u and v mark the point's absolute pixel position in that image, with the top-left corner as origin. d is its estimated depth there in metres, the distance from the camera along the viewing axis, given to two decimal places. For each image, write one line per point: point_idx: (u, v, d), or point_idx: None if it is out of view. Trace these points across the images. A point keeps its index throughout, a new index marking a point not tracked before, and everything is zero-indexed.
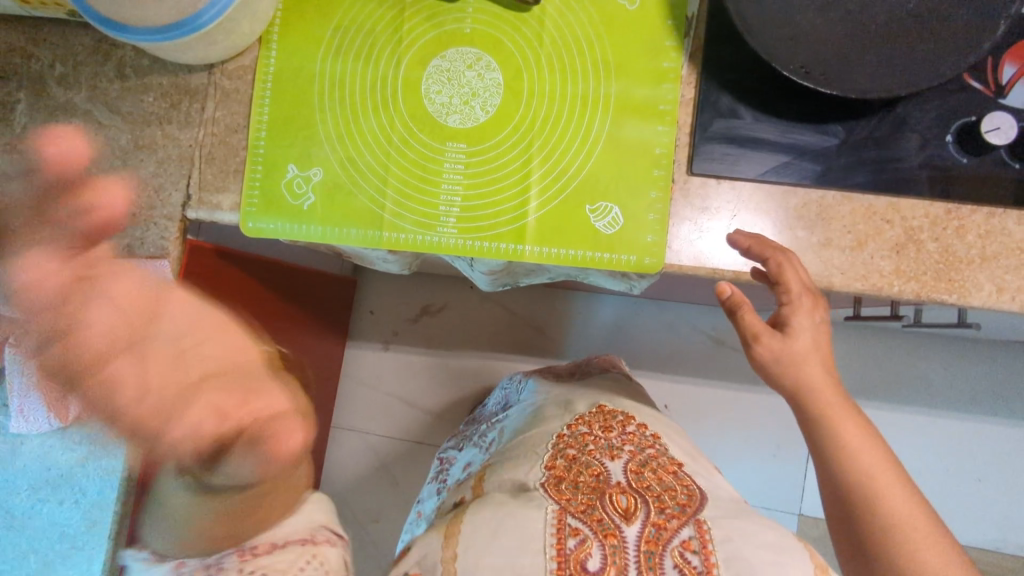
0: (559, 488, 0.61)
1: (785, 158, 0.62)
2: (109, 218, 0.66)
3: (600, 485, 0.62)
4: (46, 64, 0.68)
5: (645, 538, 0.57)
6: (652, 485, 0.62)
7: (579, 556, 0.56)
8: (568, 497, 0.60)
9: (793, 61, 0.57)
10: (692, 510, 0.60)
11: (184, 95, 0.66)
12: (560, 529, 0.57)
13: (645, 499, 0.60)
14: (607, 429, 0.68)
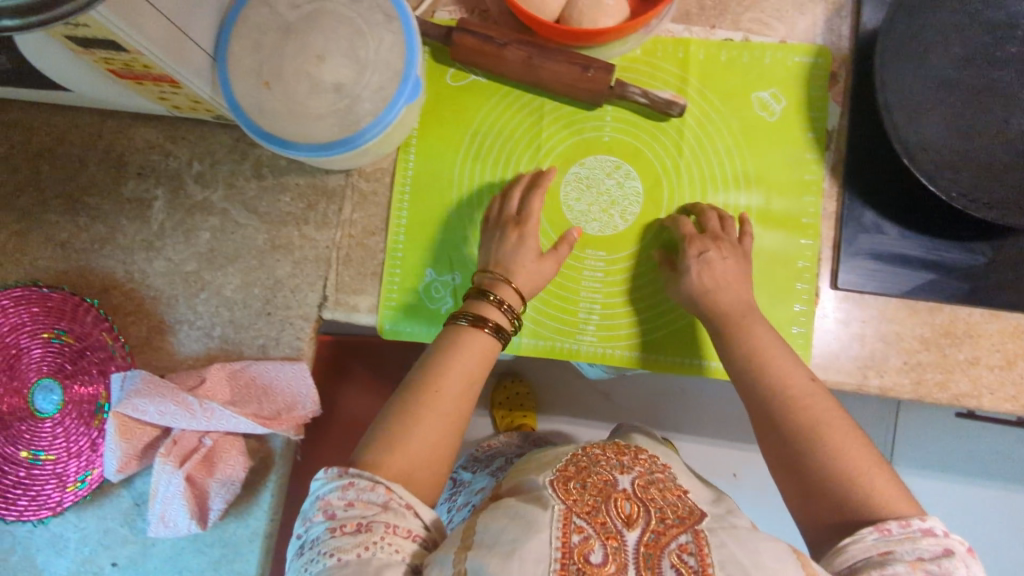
0: (567, 487, 0.48)
1: (931, 275, 0.61)
2: (244, 317, 0.66)
3: (604, 488, 0.48)
4: (184, 161, 0.68)
5: (645, 542, 0.45)
6: (658, 499, 0.48)
7: (581, 550, 0.44)
8: (575, 497, 0.47)
9: (955, 187, 0.55)
10: (692, 520, 0.47)
11: (321, 196, 0.67)
12: (563, 524, 0.45)
13: (649, 509, 0.47)
14: (618, 453, 0.55)
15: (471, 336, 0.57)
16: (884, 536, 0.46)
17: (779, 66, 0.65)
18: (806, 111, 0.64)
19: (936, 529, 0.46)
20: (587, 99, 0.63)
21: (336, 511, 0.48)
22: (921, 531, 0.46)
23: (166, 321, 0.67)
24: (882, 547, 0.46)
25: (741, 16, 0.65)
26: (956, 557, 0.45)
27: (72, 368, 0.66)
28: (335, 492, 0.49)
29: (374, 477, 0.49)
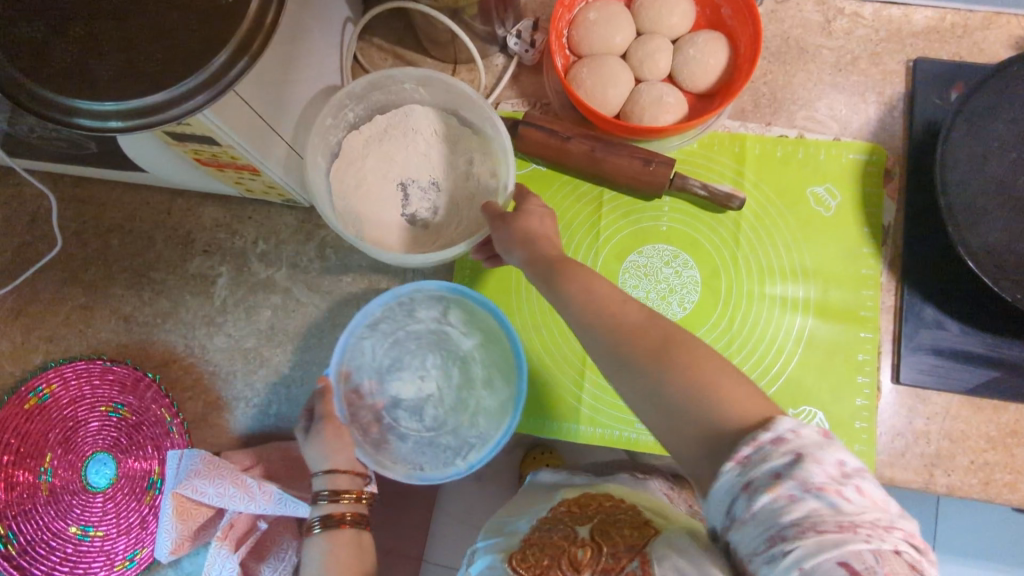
0: (524, 557, 0.52)
1: (994, 373, 0.61)
2: (301, 395, 0.67)
3: (562, 544, 0.51)
4: (250, 240, 0.70)
5: None
6: (614, 537, 0.50)
7: None
8: (531, 562, 0.51)
9: (1017, 289, 0.56)
10: (643, 546, 0.48)
11: (382, 277, 0.68)
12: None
13: (602, 549, 0.49)
14: (578, 508, 0.57)
15: (337, 534, 0.57)
16: (777, 443, 0.36)
17: (833, 163, 0.67)
18: (862, 206, 0.66)
19: (807, 434, 0.36)
20: (649, 191, 0.65)
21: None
22: (770, 444, 0.36)
23: (224, 397, 0.67)
24: (791, 451, 0.35)
25: (796, 114, 0.68)
26: (806, 463, 0.34)
27: (126, 441, 0.67)
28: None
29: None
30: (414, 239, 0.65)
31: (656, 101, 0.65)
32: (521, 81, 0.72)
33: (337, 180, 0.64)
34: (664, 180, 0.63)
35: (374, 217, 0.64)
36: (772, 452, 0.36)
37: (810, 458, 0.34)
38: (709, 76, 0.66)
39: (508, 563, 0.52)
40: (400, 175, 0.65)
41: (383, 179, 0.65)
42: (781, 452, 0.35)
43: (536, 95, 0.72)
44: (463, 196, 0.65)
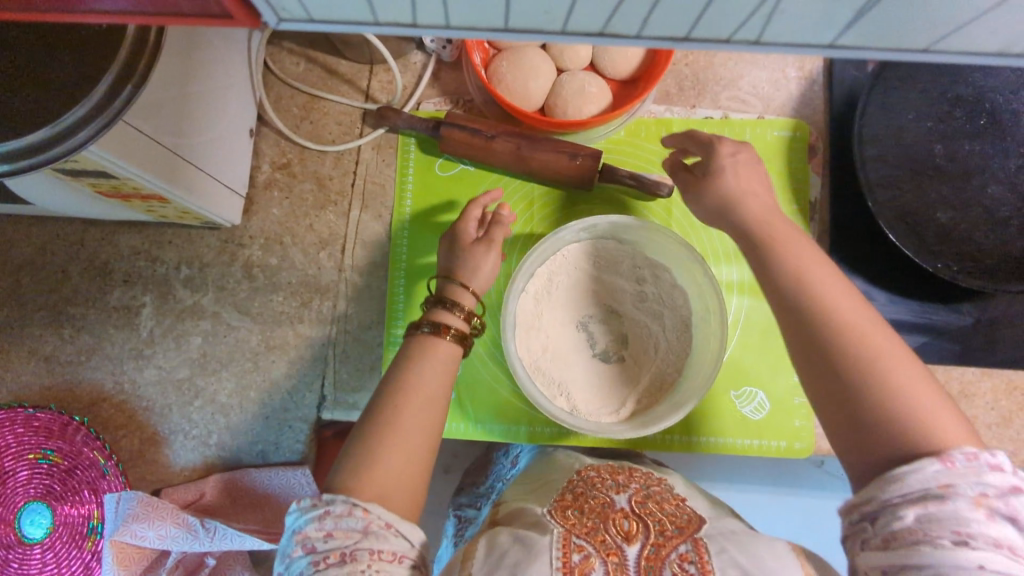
0: (565, 514, 0.49)
1: (924, 338, 0.62)
2: (241, 424, 0.65)
3: (603, 510, 0.49)
4: (172, 265, 0.67)
5: (646, 556, 0.45)
6: (656, 511, 0.49)
7: (582, 568, 0.44)
8: (574, 521, 0.48)
9: (937, 258, 0.57)
10: (691, 529, 0.48)
11: (315, 293, 0.66)
12: (563, 544, 0.46)
13: (647, 522, 0.48)
14: (614, 474, 0.56)
15: (438, 345, 0.52)
16: (949, 468, 0.36)
17: (759, 141, 0.67)
18: (789, 182, 0.66)
19: (1003, 464, 0.37)
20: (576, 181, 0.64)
21: (317, 545, 0.41)
22: (988, 464, 0.37)
23: (160, 432, 0.65)
24: (943, 480, 0.36)
25: (719, 95, 0.67)
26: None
27: (60, 489, 0.64)
28: (312, 524, 0.41)
29: (352, 500, 0.42)
30: (584, 397, 0.60)
31: (579, 92, 0.63)
32: (441, 78, 0.69)
33: (525, 349, 0.60)
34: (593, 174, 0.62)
35: (546, 366, 0.60)
36: (912, 474, 0.37)
37: (960, 535, 0.35)
38: (630, 60, 0.64)
39: (548, 515, 0.50)
40: (536, 361, 0.60)
41: (542, 333, 0.61)
42: (943, 476, 0.36)
43: (457, 93, 0.69)
44: (651, 332, 0.61)
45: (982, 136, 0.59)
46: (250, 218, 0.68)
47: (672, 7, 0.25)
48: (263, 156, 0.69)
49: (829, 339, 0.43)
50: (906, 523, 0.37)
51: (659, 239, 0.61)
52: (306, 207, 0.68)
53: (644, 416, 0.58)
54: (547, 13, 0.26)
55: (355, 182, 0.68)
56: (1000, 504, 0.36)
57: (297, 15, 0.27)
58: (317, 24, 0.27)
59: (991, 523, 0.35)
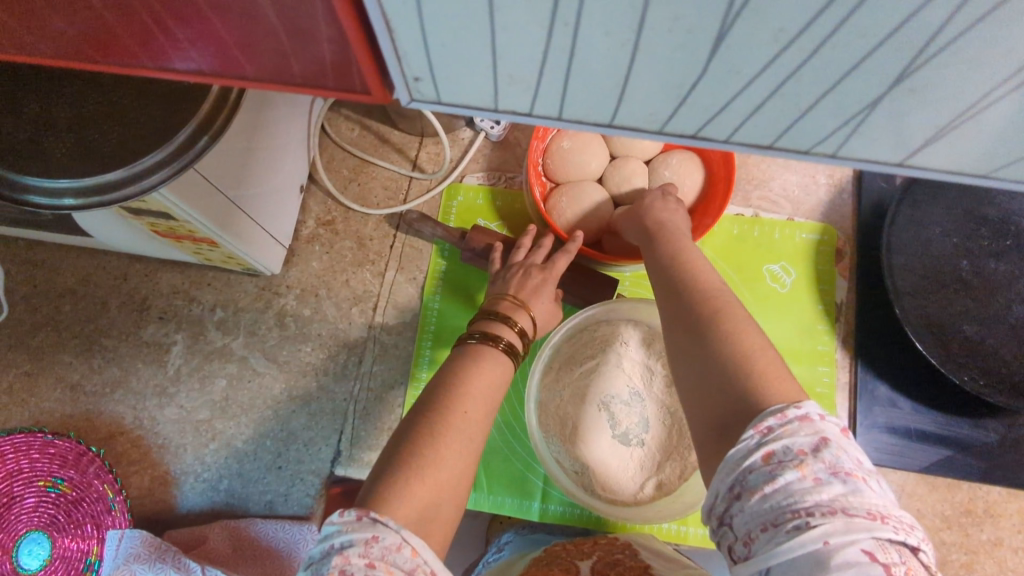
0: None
1: (947, 452, 0.62)
2: (253, 471, 0.65)
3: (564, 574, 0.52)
4: (208, 307, 0.69)
5: None
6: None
7: None
8: None
9: (962, 371, 0.57)
10: None
11: (343, 347, 0.68)
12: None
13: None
14: (579, 543, 0.57)
15: (484, 354, 0.51)
16: (763, 436, 0.35)
17: (787, 242, 0.69)
18: (815, 284, 0.67)
19: (812, 415, 0.35)
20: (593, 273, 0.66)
21: (357, 575, 0.35)
22: (798, 419, 0.35)
23: (172, 472, 0.65)
24: (766, 452, 0.34)
25: (750, 194, 0.70)
26: (831, 446, 0.34)
27: (64, 520, 0.63)
28: (355, 547, 0.36)
29: (403, 533, 0.37)
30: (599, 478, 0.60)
31: (626, 179, 0.66)
32: (486, 156, 0.73)
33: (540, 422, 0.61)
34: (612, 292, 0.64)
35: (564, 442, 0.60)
36: (738, 454, 0.35)
37: (836, 445, 0.34)
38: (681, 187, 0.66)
39: None
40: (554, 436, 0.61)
41: (561, 408, 0.61)
42: (762, 447, 0.34)
43: (500, 169, 0.73)
44: (669, 420, 0.61)
45: (1008, 255, 0.60)
46: (290, 268, 0.70)
47: (771, 115, 0.26)
48: (309, 212, 0.72)
49: (714, 335, 0.40)
50: (758, 508, 0.33)
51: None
52: (344, 264, 0.70)
53: (656, 504, 0.59)
54: (653, 113, 0.26)
55: (394, 244, 0.71)
56: (818, 461, 0.33)
57: (428, 96, 0.28)
58: (445, 105, 0.28)
59: (820, 487, 0.32)
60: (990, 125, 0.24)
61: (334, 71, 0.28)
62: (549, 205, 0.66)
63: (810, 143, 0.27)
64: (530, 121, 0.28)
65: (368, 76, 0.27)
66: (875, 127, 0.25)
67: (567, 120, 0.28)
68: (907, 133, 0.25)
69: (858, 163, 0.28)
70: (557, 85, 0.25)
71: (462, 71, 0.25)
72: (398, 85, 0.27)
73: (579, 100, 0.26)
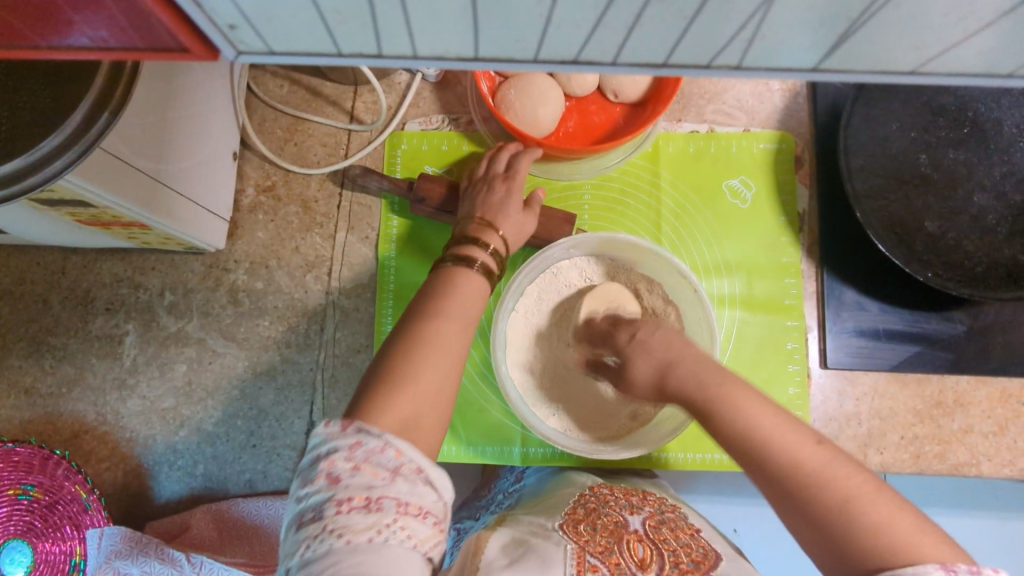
0: (579, 529, 0.48)
1: (916, 348, 0.62)
2: (228, 452, 0.63)
3: (617, 530, 0.48)
4: (155, 292, 0.66)
5: None
6: (670, 539, 0.48)
7: None
8: (586, 538, 0.47)
9: (925, 267, 0.57)
10: (706, 565, 0.46)
11: (301, 317, 0.65)
12: (577, 565, 0.44)
13: (661, 550, 0.46)
14: (626, 493, 0.55)
15: (461, 278, 0.49)
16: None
17: (744, 154, 0.67)
18: (776, 195, 0.66)
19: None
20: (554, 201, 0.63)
21: (343, 475, 0.37)
22: None
23: (144, 463, 0.63)
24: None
25: (704, 108, 0.68)
26: None
27: (41, 525, 0.62)
28: (341, 450, 0.38)
29: (387, 437, 0.38)
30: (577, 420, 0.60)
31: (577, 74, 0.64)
32: (426, 98, 0.69)
33: (521, 371, 0.61)
34: (568, 229, 0.62)
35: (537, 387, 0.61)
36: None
37: None
38: (637, 85, 0.64)
39: (559, 526, 0.49)
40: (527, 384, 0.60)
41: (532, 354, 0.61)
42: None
43: (443, 112, 0.69)
44: None
45: (966, 144, 0.59)
46: (235, 242, 0.67)
47: (647, 33, 0.25)
48: (247, 180, 0.68)
49: (816, 509, 0.38)
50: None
51: (650, 257, 0.62)
52: (291, 230, 0.67)
53: (640, 435, 0.59)
54: (517, 37, 0.25)
55: (341, 204, 0.68)
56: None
57: (256, 48, 0.27)
58: (279, 56, 0.27)
59: None
60: (907, 11, 0.23)
61: (148, 33, 0.26)
62: (498, 101, 0.64)
63: (708, 56, 0.26)
64: (380, 63, 0.27)
65: (184, 37, 0.25)
66: (772, 29, 0.24)
67: (423, 57, 0.27)
68: (808, 30, 0.24)
69: (777, 74, 0.27)
70: (396, 13, 0.24)
71: (282, 12, 0.24)
72: (218, 40, 0.26)
73: (425, 31, 0.25)
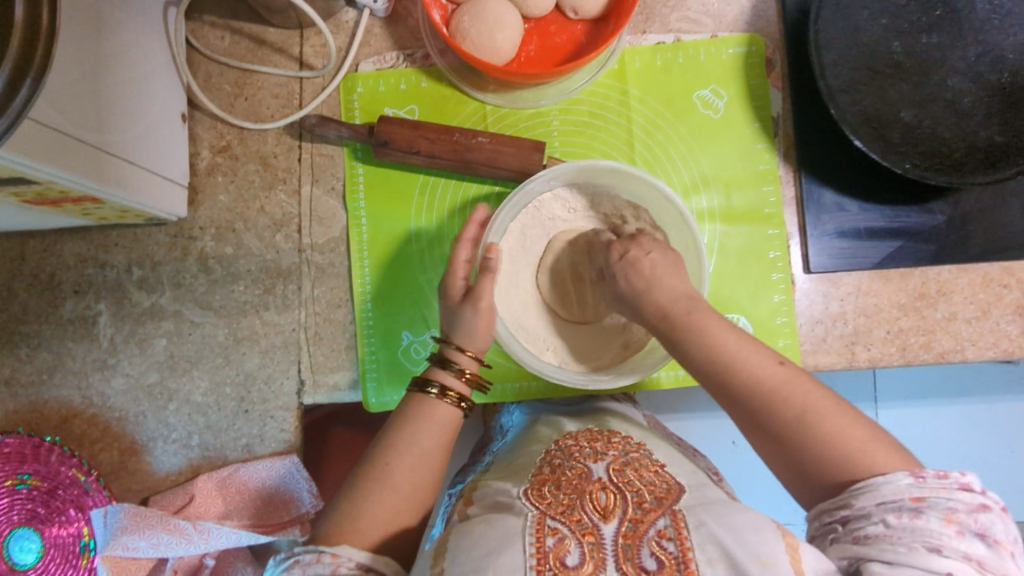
0: (540, 492, 0.46)
1: (897, 243, 0.62)
2: (221, 420, 0.63)
3: (579, 483, 0.46)
4: (123, 268, 0.64)
5: (623, 532, 0.42)
6: (634, 480, 0.46)
7: (557, 554, 0.41)
8: (549, 500, 0.45)
9: (904, 159, 0.56)
10: (669, 501, 0.45)
11: (277, 278, 0.64)
12: (537, 529, 0.42)
13: (625, 494, 0.45)
14: (592, 440, 0.53)
15: (436, 409, 0.53)
16: (920, 482, 0.41)
17: (714, 62, 0.64)
18: (748, 101, 0.64)
19: (972, 484, 0.40)
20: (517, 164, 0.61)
21: None
22: None
23: (138, 440, 0.63)
24: (915, 493, 0.41)
25: (669, 17, 0.65)
26: (988, 513, 0.39)
27: (44, 512, 0.61)
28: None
29: (318, 549, 0.45)
30: (569, 351, 0.61)
31: None
32: (378, 36, 0.66)
33: (506, 308, 0.61)
34: (538, 156, 0.60)
35: (527, 323, 0.62)
36: (886, 484, 0.42)
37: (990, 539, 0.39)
38: None
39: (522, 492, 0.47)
40: (518, 320, 0.61)
41: (519, 290, 0.62)
42: (914, 490, 0.41)
43: (397, 48, 0.66)
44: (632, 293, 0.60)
45: (939, 28, 0.57)
46: (197, 208, 0.65)
47: None
48: (200, 141, 0.65)
49: (800, 439, 0.46)
50: (878, 529, 0.41)
51: (632, 181, 0.60)
52: (254, 189, 0.65)
53: (633, 363, 0.59)
54: None
55: (302, 157, 0.65)
56: (969, 521, 0.39)
57: None
58: None
59: (961, 538, 0.39)
60: None
61: None
62: (453, 29, 0.61)
63: None
64: None
65: None
66: None
67: None
68: None
69: None
70: None
71: None
72: None
73: None
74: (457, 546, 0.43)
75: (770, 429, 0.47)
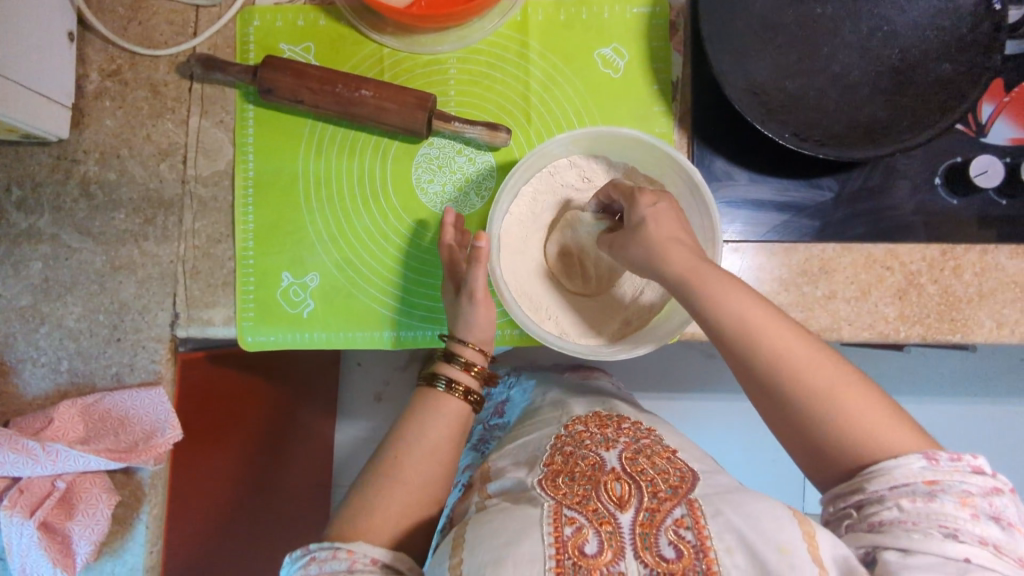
0: (554, 482, 0.47)
1: (783, 217, 0.62)
2: (92, 347, 0.62)
3: (593, 472, 0.48)
4: (1, 187, 0.63)
5: (640, 521, 0.44)
6: (647, 468, 0.48)
7: (576, 542, 0.42)
8: (565, 489, 0.47)
9: (786, 129, 0.55)
10: (685, 489, 0.46)
11: (158, 208, 0.63)
12: (555, 517, 0.44)
13: (640, 484, 0.46)
14: (601, 426, 0.56)
15: (445, 402, 0.56)
16: (933, 466, 0.42)
17: (616, 20, 0.63)
18: (647, 62, 0.63)
19: (984, 465, 0.43)
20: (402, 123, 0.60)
21: None
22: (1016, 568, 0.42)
23: (6, 361, 0.62)
24: (930, 477, 0.42)
25: None
26: (1002, 494, 0.42)
27: None
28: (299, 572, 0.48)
29: (336, 546, 0.48)
30: (573, 322, 0.60)
31: None
32: None
33: (511, 273, 0.60)
34: (423, 116, 0.58)
35: (531, 291, 0.61)
36: (899, 469, 0.43)
37: (1006, 520, 0.41)
38: None
39: (535, 480, 0.49)
40: (523, 286, 0.61)
41: (528, 258, 0.62)
42: (928, 473, 0.42)
43: None
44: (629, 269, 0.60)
45: None
46: (82, 131, 0.63)
47: None
48: (89, 63, 0.63)
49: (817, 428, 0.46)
50: (893, 514, 0.43)
51: (642, 150, 0.59)
52: (141, 116, 0.63)
53: (635, 338, 0.59)
54: None
55: (191, 87, 0.64)
56: (984, 503, 0.42)
57: None
58: None
59: (977, 521, 0.41)
60: None
61: None
62: None
63: None
64: None
65: None
66: None
67: None
68: None
69: None
70: None
71: None
72: None
73: None
74: (476, 536, 0.45)
75: (792, 407, 0.46)
